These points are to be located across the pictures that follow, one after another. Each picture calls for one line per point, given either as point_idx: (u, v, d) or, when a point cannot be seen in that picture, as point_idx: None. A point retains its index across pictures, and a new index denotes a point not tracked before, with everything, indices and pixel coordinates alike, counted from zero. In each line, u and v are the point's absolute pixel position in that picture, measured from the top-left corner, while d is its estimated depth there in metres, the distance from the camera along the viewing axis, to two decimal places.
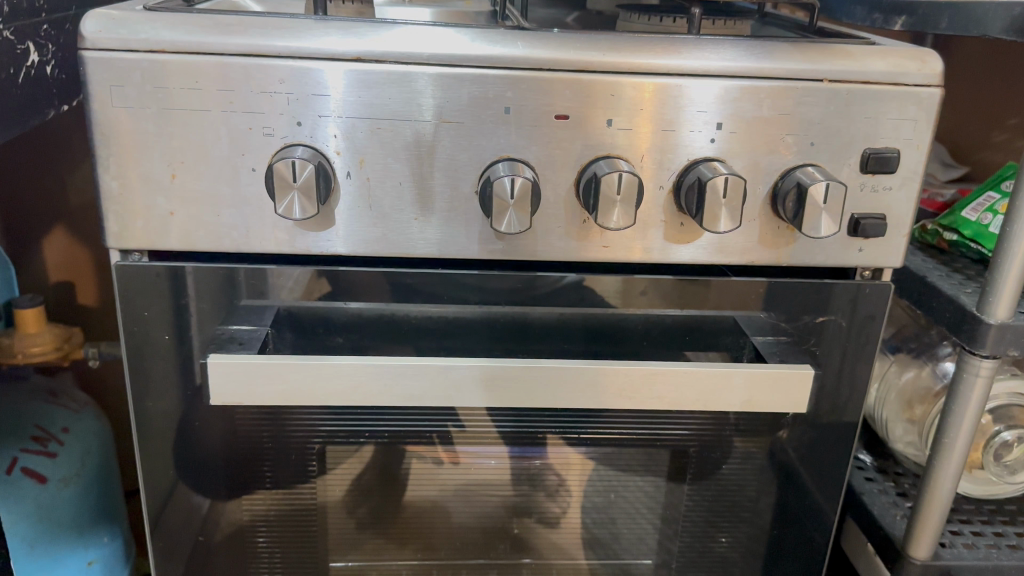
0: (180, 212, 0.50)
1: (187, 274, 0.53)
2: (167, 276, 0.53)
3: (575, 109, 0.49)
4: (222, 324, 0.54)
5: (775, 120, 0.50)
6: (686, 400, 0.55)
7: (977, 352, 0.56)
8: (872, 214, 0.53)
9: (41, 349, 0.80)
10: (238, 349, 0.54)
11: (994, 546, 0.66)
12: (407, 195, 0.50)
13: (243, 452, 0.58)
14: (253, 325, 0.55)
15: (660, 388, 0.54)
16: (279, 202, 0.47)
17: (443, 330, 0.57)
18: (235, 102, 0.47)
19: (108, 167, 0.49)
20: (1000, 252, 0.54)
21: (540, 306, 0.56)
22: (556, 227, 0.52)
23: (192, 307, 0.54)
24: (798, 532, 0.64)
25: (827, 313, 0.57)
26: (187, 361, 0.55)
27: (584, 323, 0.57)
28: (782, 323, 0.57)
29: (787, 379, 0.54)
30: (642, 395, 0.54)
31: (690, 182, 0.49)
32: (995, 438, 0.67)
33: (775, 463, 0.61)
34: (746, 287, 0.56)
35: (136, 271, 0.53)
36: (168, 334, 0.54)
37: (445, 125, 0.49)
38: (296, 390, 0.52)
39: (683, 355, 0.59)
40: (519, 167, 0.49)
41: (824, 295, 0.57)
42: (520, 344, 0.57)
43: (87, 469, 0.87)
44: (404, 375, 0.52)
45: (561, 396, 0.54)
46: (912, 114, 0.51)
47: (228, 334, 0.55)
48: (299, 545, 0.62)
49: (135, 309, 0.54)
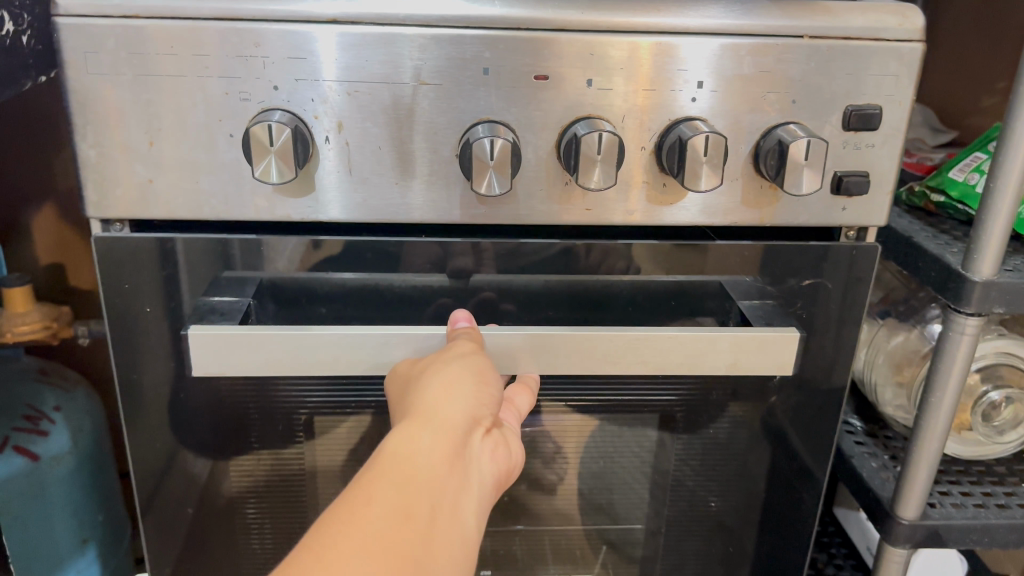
0: (160, 180, 0.50)
1: (172, 248, 0.53)
2: (150, 249, 0.53)
3: (554, 68, 0.48)
4: (204, 295, 0.54)
5: (757, 77, 0.50)
6: (670, 365, 0.55)
7: (962, 310, 0.56)
8: (855, 171, 0.53)
9: (30, 327, 0.80)
10: (220, 320, 0.54)
11: (983, 505, 0.66)
12: (386, 158, 0.50)
13: (229, 425, 0.58)
14: (234, 296, 0.55)
15: (645, 353, 0.54)
16: (257, 165, 0.47)
17: (424, 298, 0.57)
18: (211, 67, 0.47)
19: (85, 135, 0.49)
20: (985, 206, 0.54)
21: (526, 274, 0.56)
22: (538, 190, 0.52)
23: (176, 277, 0.53)
24: (787, 497, 0.64)
25: (815, 276, 0.57)
26: (171, 333, 0.55)
27: (568, 291, 0.57)
28: (769, 286, 0.57)
29: (772, 342, 0.54)
30: (627, 360, 0.54)
31: (672, 140, 0.49)
32: (983, 398, 0.67)
33: (764, 423, 0.61)
34: (731, 251, 0.56)
35: (119, 243, 0.52)
36: (150, 306, 0.54)
37: (424, 87, 0.48)
38: (283, 359, 0.52)
39: (666, 318, 0.59)
40: (499, 128, 0.49)
41: (812, 257, 0.57)
42: (505, 312, 0.57)
43: (76, 456, 0.86)
44: (388, 343, 0.52)
45: (545, 362, 0.54)
46: (894, 70, 0.50)
47: (210, 305, 0.55)
48: (289, 516, 0.62)
49: (118, 283, 0.53)
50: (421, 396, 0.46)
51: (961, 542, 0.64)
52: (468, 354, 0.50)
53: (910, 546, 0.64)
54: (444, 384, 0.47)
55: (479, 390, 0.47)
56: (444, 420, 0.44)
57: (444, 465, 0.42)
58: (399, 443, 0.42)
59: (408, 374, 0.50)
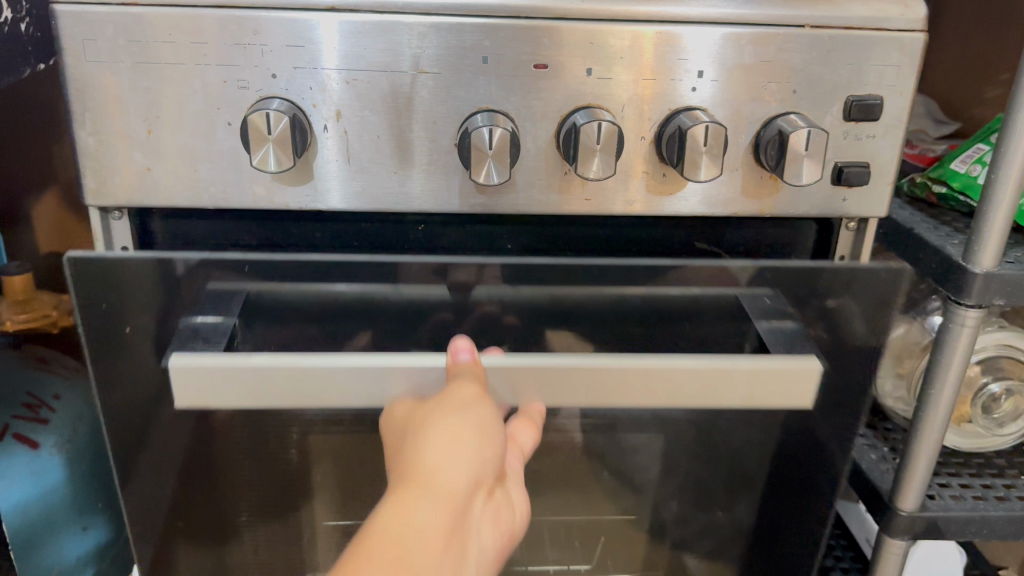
0: (158, 168, 0.50)
1: (155, 271, 0.50)
2: (133, 272, 0.50)
3: (554, 57, 0.48)
4: (187, 315, 0.52)
5: (758, 67, 0.49)
6: (682, 395, 0.54)
7: (963, 302, 0.56)
8: (856, 162, 0.52)
9: (28, 316, 0.80)
10: (202, 346, 0.52)
11: (982, 497, 0.66)
12: (385, 147, 0.50)
13: (220, 439, 0.56)
14: (218, 317, 0.52)
15: (653, 385, 0.53)
16: (255, 153, 0.47)
17: (420, 311, 0.54)
18: (210, 55, 0.47)
19: (83, 123, 0.49)
20: (986, 198, 0.54)
21: (532, 289, 0.54)
22: (537, 179, 0.52)
23: (154, 300, 0.51)
24: (794, 513, 0.63)
25: (839, 297, 0.54)
26: (155, 351, 0.53)
27: (577, 304, 0.55)
28: (788, 307, 0.55)
29: (785, 374, 0.53)
30: (635, 389, 0.53)
31: (672, 130, 0.49)
32: (984, 390, 0.67)
33: (773, 445, 0.60)
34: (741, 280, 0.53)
35: (103, 262, 0.49)
36: (131, 326, 0.52)
37: (423, 76, 0.48)
38: (280, 390, 0.51)
39: (674, 336, 0.57)
40: (499, 118, 0.48)
41: (834, 279, 0.53)
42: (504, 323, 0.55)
43: (66, 463, 0.86)
44: (381, 375, 0.51)
45: (551, 393, 0.53)
46: (896, 60, 0.50)
47: (193, 327, 0.52)
48: (283, 532, 0.62)
49: (98, 299, 0.51)
50: (421, 455, 0.45)
51: (960, 534, 0.64)
52: (471, 407, 0.48)
53: (909, 538, 0.64)
54: (444, 443, 0.45)
55: (481, 449, 0.46)
56: (444, 492, 0.43)
57: (437, 542, 0.41)
58: (393, 517, 0.41)
59: (410, 419, 0.49)
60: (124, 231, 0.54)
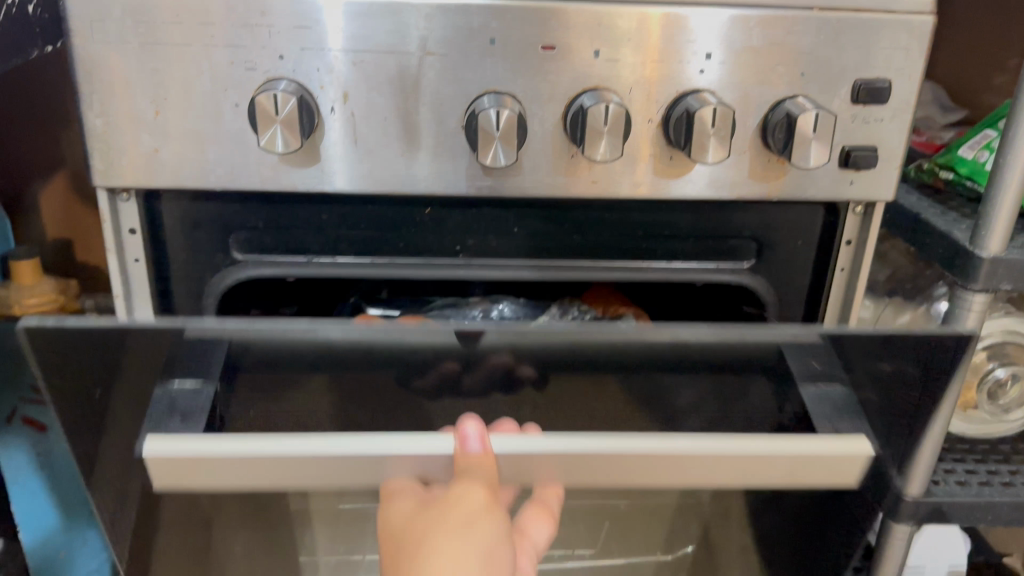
0: (166, 149, 0.50)
1: (132, 342, 0.38)
2: (107, 345, 0.38)
3: (562, 38, 0.48)
4: (166, 379, 0.42)
5: (767, 50, 0.49)
6: (718, 475, 0.46)
7: (970, 286, 0.56)
8: (863, 146, 0.52)
9: (39, 301, 0.80)
10: (179, 425, 0.44)
11: (987, 483, 0.66)
12: (392, 129, 0.50)
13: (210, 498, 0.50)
14: (196, 383, 0.42)
15: (679, 468, 0.45)
16: (263, 134, 0.47)
17: (417, 358, 0.43)
18: (218, 36, 0.47)
19: (91, 104, 0.49)
20: (994, 183, 0.54)
21: (536, 344, 0.43)
22: (544, 162, 0.52)
23: (106, 372, 0.39)
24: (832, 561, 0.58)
25: (900, 363, 0.43)
26: (115, 418, 0.42)
27: (590, 360, 0.45)
28: (838, 371, 0.44)
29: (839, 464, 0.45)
30: (656, 473, 0.45)
31: (679, 113, 0.49)
32: (989, 375, 0.67)
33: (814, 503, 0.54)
34: (803, 348, 0.43)
35: (58, 332, 0.36)
36: (104, 392, 0.40)
37: (431, 57, 0.48)
38: (256, 476, 0.43)
39: (712, 394, 0.47)
40: (506, 99, 0.48)
41: (900, 349, 0.41)
42: (522, 375, 0.45)
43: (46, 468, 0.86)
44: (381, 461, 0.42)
45: (567, 475, 0.45)
46: (905, 43, 0.50)
47: (169, 397, 0.43)
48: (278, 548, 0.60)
49: (58, 366, 0.38)
50: None
51: (964, 519, 0.64)
52: (472, 527, 0.42)
53: (914, 523, 0.64)
54: None
55: None
56: None
57: None
58: None
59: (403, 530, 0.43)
60: (132, 214, 0.54)
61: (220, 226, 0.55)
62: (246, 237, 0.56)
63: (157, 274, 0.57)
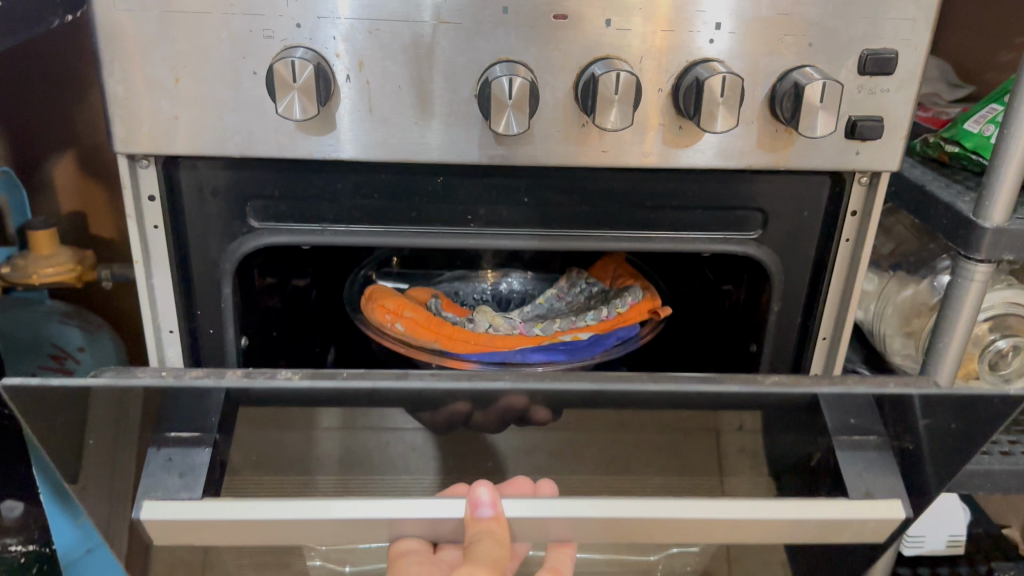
0: (185, 116, 0.51)
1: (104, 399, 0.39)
2: (78, 401, 0.39)
3: (573, 8, 0.49)
4: (159, 428, 0.43)
5: (775, 19, 0.50)
6: (744, 536, 0.46)
7: (973, 257, 0.57)
8: (869, 116, 0.53)
9: (56, 269, 0.81)
10: (178, 481, 0.44)
11: (987, 452, 0.67)
12: (406, 98, 0.51)
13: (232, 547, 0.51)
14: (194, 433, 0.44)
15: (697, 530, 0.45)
16: (280, 101, 0.48)
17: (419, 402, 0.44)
18: (237, 4, 0.48)
19: (113, 71, 0.50)
20: (998, 154, 0.55)
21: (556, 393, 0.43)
22: (555, 131, 0.53)
23: (99, 429, 0.41)
24: None
25: (925, 420, 0.43)
26: (113, 476, 0.43)
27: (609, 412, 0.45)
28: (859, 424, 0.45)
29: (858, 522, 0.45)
30: (674, 533, 0.45)
31: (689, 82, 0.50)
32: (991, 346, 0.69)
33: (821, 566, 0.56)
34: (843, 398, 0.44)
35: (34, 390, 0.37)
36: (94, 438, 0.41)
37: (444, 26, 0.49)
38: (268, 532, 0.44)
39: (737, 446, 0.48)
40: (518, 68, 0.49)
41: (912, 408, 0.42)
42: (536, 418, 0.45)
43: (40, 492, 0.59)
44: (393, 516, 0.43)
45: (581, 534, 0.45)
46: (911, 14, 0.51)
47: (165, 453, 0.44)
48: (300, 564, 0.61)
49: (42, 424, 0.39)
50: None
51: (963, 488, 0.65)
52: None
53: None
54: None
55: None
56: None
57: None
58: None
59: None
60: (151, 180, 0.55)
61: (237, 193, 0.56)
62: (261, 205, 0.57)
63: (175, 241, 0.58)
